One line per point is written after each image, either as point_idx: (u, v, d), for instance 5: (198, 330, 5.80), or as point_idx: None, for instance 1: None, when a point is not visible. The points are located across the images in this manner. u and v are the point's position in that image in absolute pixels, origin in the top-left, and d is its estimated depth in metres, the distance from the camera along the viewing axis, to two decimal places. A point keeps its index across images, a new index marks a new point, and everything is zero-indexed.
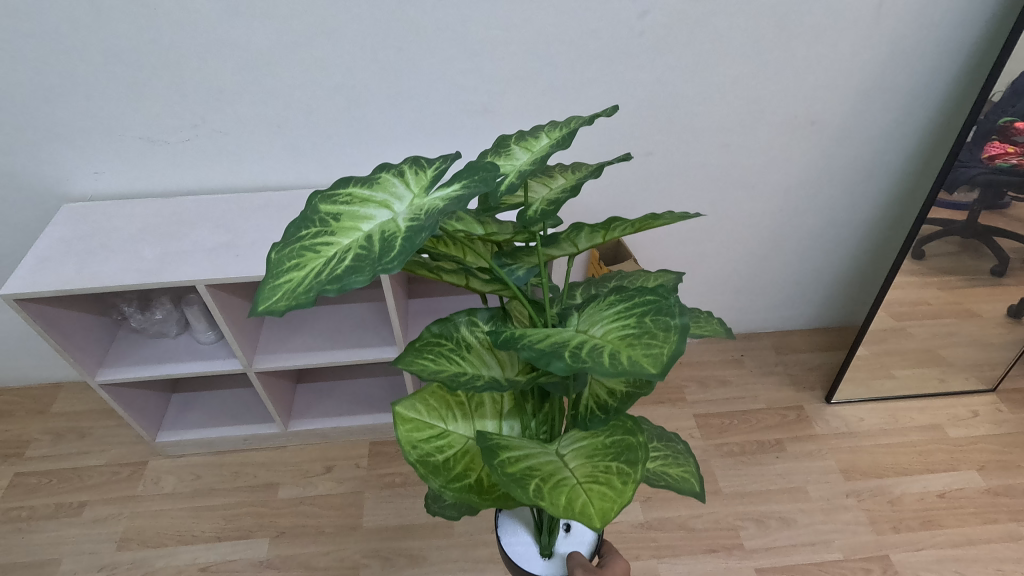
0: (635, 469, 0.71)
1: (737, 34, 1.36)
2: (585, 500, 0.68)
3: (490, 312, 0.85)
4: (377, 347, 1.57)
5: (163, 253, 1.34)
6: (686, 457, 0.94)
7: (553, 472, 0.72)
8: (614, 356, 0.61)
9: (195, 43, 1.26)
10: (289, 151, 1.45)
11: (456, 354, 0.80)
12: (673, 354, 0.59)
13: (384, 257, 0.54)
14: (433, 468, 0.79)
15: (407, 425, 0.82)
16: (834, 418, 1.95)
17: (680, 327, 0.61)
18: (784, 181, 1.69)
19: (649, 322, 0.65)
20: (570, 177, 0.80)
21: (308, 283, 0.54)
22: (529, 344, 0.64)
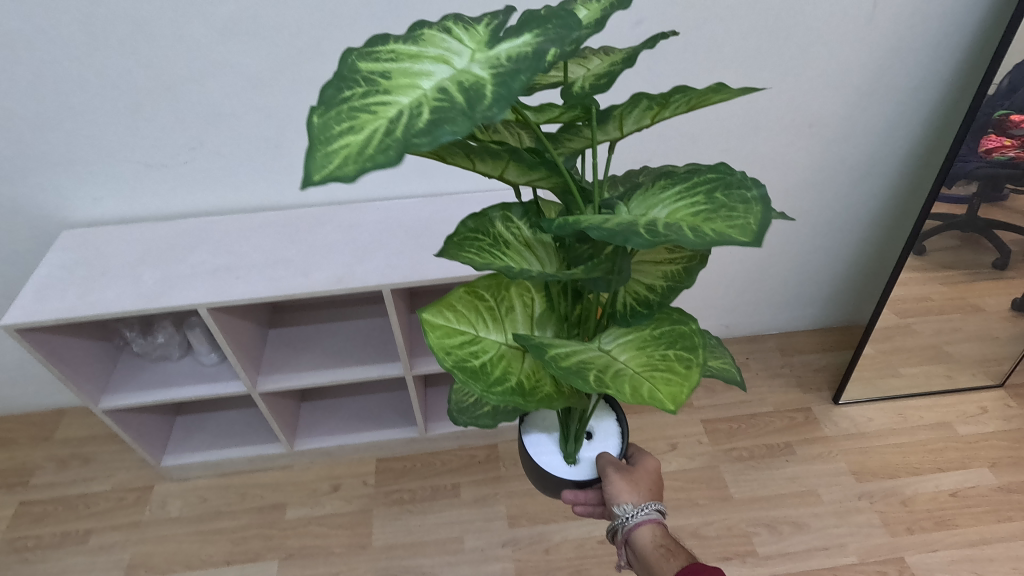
0: (693, 355, 0.87)
1: (732, 40, 1.37)
2: (647, 388, 0.82)
3: (524, 207, 1.00)
4: (381, 364, 1.56)
5: (163, 278, 1.34)
6: (722, 350, 1.10)
7: (608, 365, 0.87)
8: (697, 230, 0.72)
9: (191, 67, 1.26)
10: (287, 173, 1.45)
11: (498, 247, 0.94)
12: (760, 222, 0.70)
13: (476, 104, 0.58)
14: (474, 374, 0.90)
15: (441, 332, 0.93)
16: (842, 419, 1.94)
17: (759, 197, 0.73)
18: (785, 184, 1.69)
19: (720, 199, 0.77)
20: (605, 59, 0.84)
21: (387, 134, 0.56)
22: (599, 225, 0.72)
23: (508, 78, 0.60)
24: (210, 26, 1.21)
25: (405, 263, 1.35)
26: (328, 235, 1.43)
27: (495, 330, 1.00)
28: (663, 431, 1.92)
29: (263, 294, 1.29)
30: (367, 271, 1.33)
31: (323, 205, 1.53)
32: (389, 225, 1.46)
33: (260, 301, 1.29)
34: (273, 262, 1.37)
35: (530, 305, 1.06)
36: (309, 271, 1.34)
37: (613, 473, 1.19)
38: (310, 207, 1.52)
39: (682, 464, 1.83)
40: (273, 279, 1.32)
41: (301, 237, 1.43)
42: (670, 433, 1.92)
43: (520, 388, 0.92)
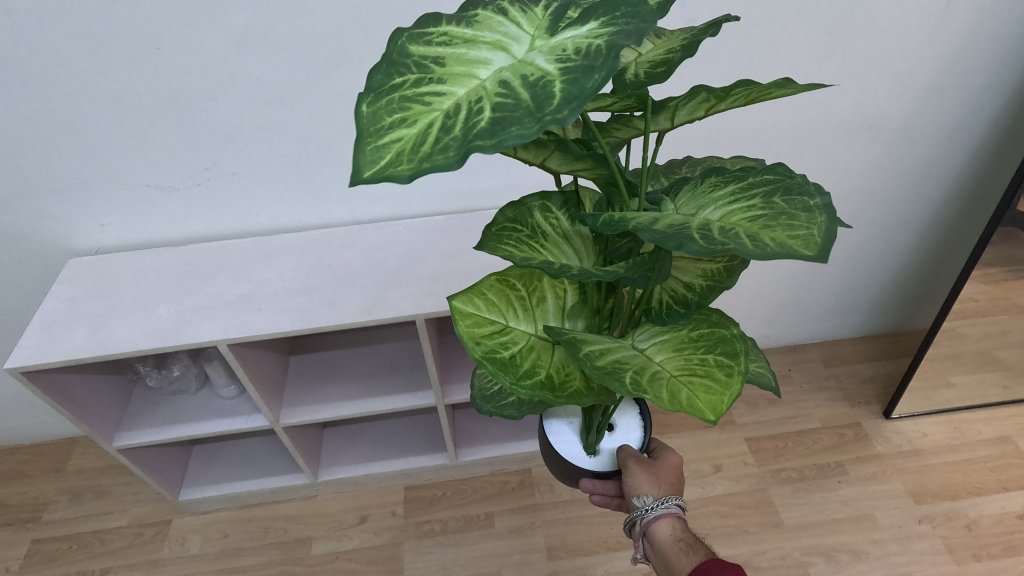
0: (735, 361, 0.80)
1: (791, 38, 1.25)
2: (688, 395, 0.77)
3: (563, 198, 0.90)
4: (412, 394, 1.46)
5: (178, 311, 1.23)
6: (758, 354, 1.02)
7: (645, 367, 0.80)
8: (755, 238, 0.65)
9: (199, 83, 1.15)
10: (308, 192, 1.35)
11: (536, 241, 0.86)
12: (826, 237, 0.63)
13: (538, 104, 0.57)
14: (502, 364, 0.83)
15: (470, 321, 0.84)
16: (895, 435, 1.83)
17: (824, 207, 0.67)
18: (837, 190, 1.58)
19: (780, 203, 0.70)
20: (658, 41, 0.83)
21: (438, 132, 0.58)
22: (648, 227, 0.65)
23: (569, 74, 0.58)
24: (218, 39, 1.10)
25: (438, 288, 1.24)
26: (353, 259, 1.33)
27: (524, 321, 0.90)
28: (705, 450, 1.82)
29: (287, 328, 1.19)
30: (397, 300, 1.23)
31: (346, 224, 1.42)
32: (416, 246, 1.35)
33: (283, 335, 1.19)
34: (296, 290, 1.26)
35: (562, 294, 0.96)
36: (334, 301, 1.23)
37: (632, 463, 1.09)
38: (333, 228, 1.41)
39: (727, 488, 1.73)
40: (298, 309, 1.22)
41: (324, 262, 1.33)
42: (712, 453, 1.82)
43: (549, 382, 0.85)
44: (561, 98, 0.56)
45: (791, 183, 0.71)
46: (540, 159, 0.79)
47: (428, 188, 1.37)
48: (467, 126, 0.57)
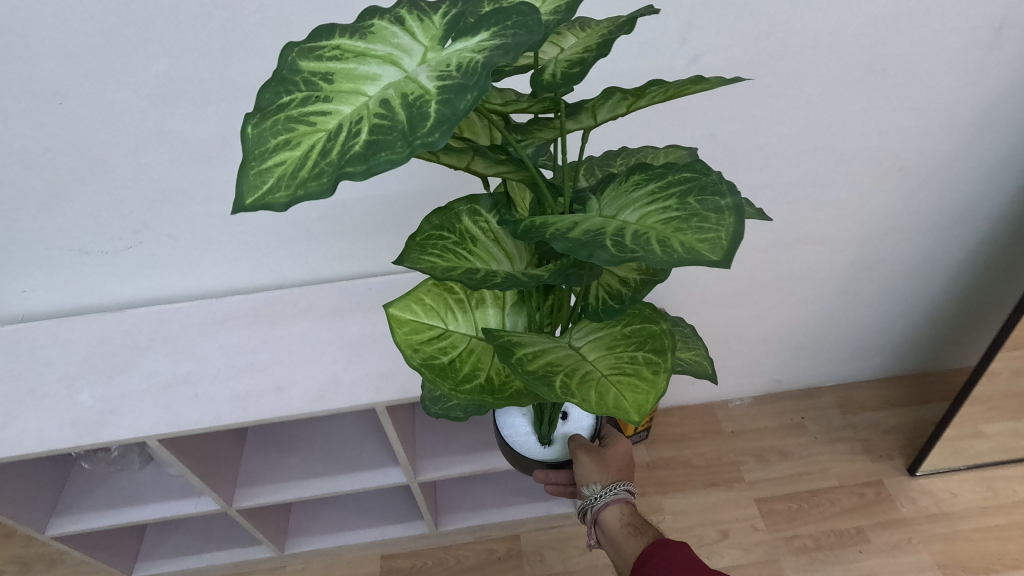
0: (663, 358, 0.75)
1: (813, 76, 1.09)
2: (616, 396, 0.72)
3: (492, 199, 0.83)
4: (382, 470, 1.31)
5: (105, 397, 1.07)
6: (696, 341, 1.01)
7: (576, 367, 0.75)
8: (664, 242, 0.60)
9: (114, 140, 0.99)
10: (258, 250, 1.19)
11: (461, 248, 0.80)
12: (733, 238, 0.57)
13: (414, 128, 0.50)
14: (442, 371, 0.81)
15: (409, 329, 0.83)
16: (921, 495, 1.67)
17: (733, 207, 0.59)
18: (859, 233, 1.42)
19: (694, 204, 0.63)
20: (580, 35, 0.72)
21: (314, 157, 0.51)
22: (563, 236, 0.62)
23: (453, 89, 0.51)
24: (131, 91, 0.93)
25: (402, 368, 1.08)
26: (307, 329, 1.16)
27: (465, 325, 0.89)
28: (712, 513, 1.66)
29: (229, 420, 1.03)
30: (354, 384, 1.07)
31: (304, 284, 1.27)
32: (379, 312, 1.18)
33: (226, 428, 1.04)
34: (241, 369, 1.10)
35: (502, 296, 0.93)
36: (283, 386, 1.07)
37: (583, 454, 1.05)
38: (288, 288, 1.25)
39: (736, 559, 1.58)
40: (242, 395, 1.06)
41: (275, 333, 1.16)
42: (720, 517, 1.66)
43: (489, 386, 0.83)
44: (432, 120, 0.49)
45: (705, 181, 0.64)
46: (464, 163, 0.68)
47: (395, 245, 1.21)
48: (344, 151, 0.50)
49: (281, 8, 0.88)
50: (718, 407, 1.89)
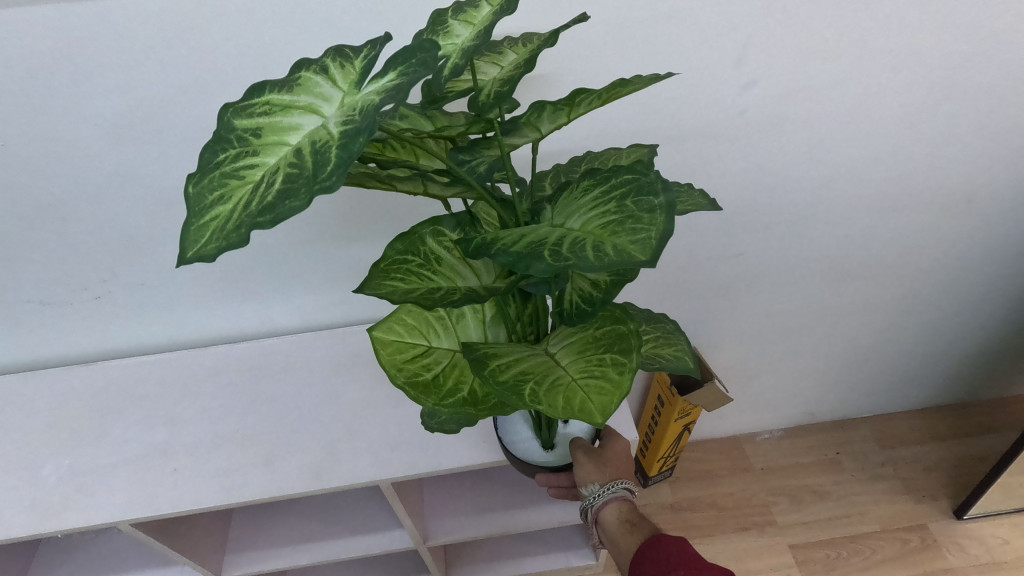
0: (629, 358, 0.67)
1: (882, 101, 0.95)
2: (583, 397, 0.64)
3: (455, 219, 0.73)
4: (387, 534, 1.18)
5: (69, 472, 0.94)
6: (677, 337, 0.91)
7: (547, 372, 0.68)
8: (597, 246, 0.56)
9: (77, 184, 0.86)
10: (245, 296, 1.06)
11: (427, 270, 0.70)
12: (661, 237, 0.54)
13: (320, 172, 0.43)
14: (423, 388, 0.74)
15: (391, 349, 0.77)
16: (970, 541, 1.54)
17: (664, 205, 0.56)
18: (916, 268, 1.27)
19: (630, 206, 0.59)
20: (522, 51, 0.65)
21: (240, 215, 0.43)
22: (507, 249, 0.58)
23: (355, 131, 0.44)
24: (94, 130, 0.81)
25: (409, 435, 0.95)
26: (301, 387, 1.03)
27: (448, 338, 0.80)
28: (743, 563, 1.54)
29: (211, 501, 0.90)
30: (354, 456, 0.94)
31: (298, 330, 1.14)
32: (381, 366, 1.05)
33: (207, 510, 0.90)
34: (226, 438, 0.97)
35: (481, 307, 0.84)
36: (273, 458, 0.94)
37: (581, 453, 0.87)
38: (279, 336, 1.12)
39: None
40: (226, 470, 0.93)
41: (264, 392, 1.03)
42: (752, 566, 1.53)
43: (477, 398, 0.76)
44: (330, 162, 0.42)
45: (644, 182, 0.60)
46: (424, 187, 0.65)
47: None
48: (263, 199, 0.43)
49: (266, 39, 0.76)
50: (745, 441, 1.75)
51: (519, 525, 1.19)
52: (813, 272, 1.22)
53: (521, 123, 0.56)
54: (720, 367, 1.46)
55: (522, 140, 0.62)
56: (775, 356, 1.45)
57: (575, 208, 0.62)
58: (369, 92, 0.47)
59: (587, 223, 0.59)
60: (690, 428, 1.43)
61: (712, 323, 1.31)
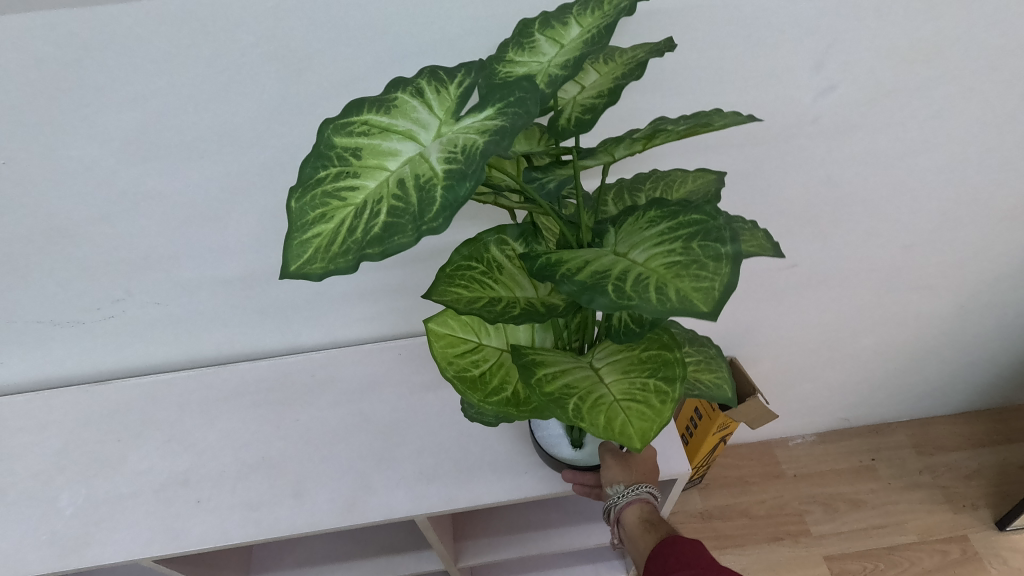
0: (673, 387, 0.58)
1: (967, 108, 0.86)
2: (624, 419, 0.56)
3: (520, 228, 0.65)
4: (416, 555, 1.13)
5: (85, 503, 0.89)
6: (720, 362, 0.77)
7: (590, 388, 0.60)
8: (657, 287, 0.47)
9: (87, 201, 0.80)
10: (266, 312, 0.99)
11: (489, 278, 0.63)
12: (725, 289, 0.45)
13: (424, 208, 0.40)
14: (468, 382, 0.68)
15: (442, 340, 0.70)
16: (1012, 553, 1.49)
17: (732, 254, 0.46)
18: (978, 278, 1.19)
19: (696, 249, 0.49)
20: (603, 70, 0.59)
21: (345, 240, 0.41)
22: (568, 275, 0.49)
23: (460, 169, 0.41)
24: (106, 146, 0.75)
25: (445, 466, 0.90)
26: (327, 410, 0.97)
27: (497, 337, 0.72)
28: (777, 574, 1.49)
29: (237, 536, 0.85)
30: (388, 489, 0.88)
31: (321, 345, 1.07)
32: (412, 388, 0.99)
33: (232, 544, 0.85)
34: (251, 465, 0.92)
35: None
36: (302, 490, 0.89)
37: (609, 456, 0.81)
38: (302, 352, 1.06)
39: None
40: (252, 501, 0.88)
41: (288, 415, 0.97)
42: None
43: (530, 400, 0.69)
44: (436, 204, 0.40)
45: (716, 223, 0.50)
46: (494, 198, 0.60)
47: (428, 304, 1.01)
48: (366, 229, 0.41)
49: (291, 44, 0.69)
50: (777, 447, 1.69)
51: (554, 547, 1.13)
52: (868, 281, 1.15)
53: (596, 151, 0.49)
54: (759, 375, 1.40)
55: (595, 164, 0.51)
56: (817, 364, 1.38)
57: (638, 238, 0.53)
58: (465, 126, 0.44)
59: (648, 258, 0.50)
60: (724, 440, 1.33)
61: (755, 333, 1.24)
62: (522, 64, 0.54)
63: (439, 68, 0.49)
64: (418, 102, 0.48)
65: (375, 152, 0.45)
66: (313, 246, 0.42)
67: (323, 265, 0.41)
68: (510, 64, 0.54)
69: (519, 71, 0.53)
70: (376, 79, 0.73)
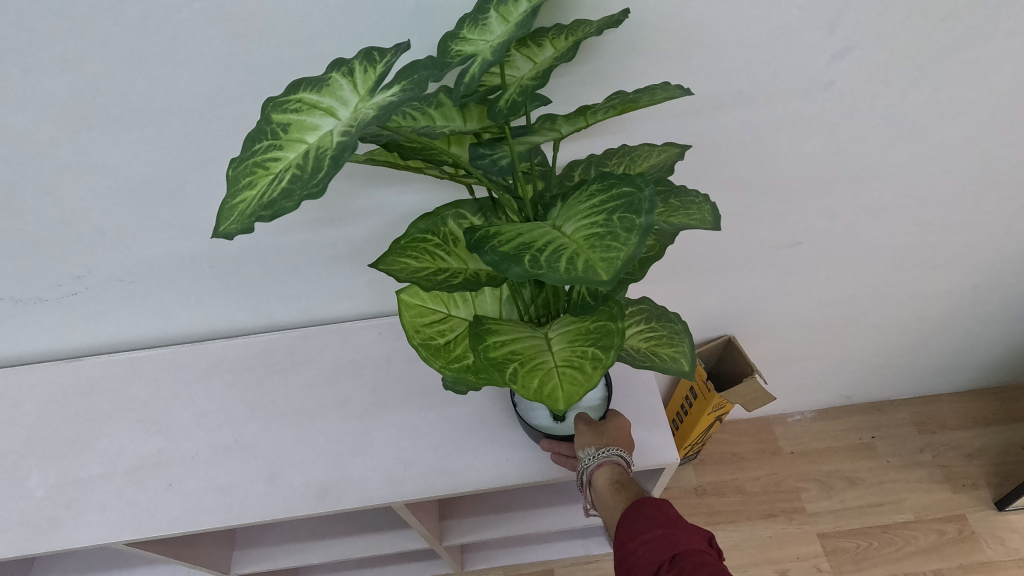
0: (608, 354, 0.53)
1: (996, 74, 0.78)
2: (553, 384, 0.52)
3: (480, 203, 0.60)
4: (401, 533, 1.11)
5: (58, 484, 0.86)
6: (682, 338, 0.69)
7: (533, 354, 0.55)
8: (570, 257, 0.43)
9: (30, 174, 0.74)
10: (238, 289, 0.95)
11: (442, 250, 0.58)
12: (629, 260, 0.41)
13: (328, 171, 0.40)
14: (432, 349, 0.64)
15: (412, 311, 0.66)
16: (1010, 533, 1.47)
17: (642, 228, 0.42)
18: (993, 256, 1.13)
19: (615, 220, 0.45)
20: (560, 47, 0.55)
21: (260, 201, 0.40)
22: (491, 242, 0.46)
23: (352, 141, 0.40)
24: (44, 114, 0.69)
25: (422, 451, 0.87)
26: (302, 391, 0.94)
27: (464, 308, 0.67)
28: (770, 550, 1.48)
29: (208, 521, 0.83)
30: (364, 475, 0.85)
31: (297, 322, 1.03)
32: (390, 369, 0.95)
33: (203, 530, 0.83)
34: (224, 447, 0.89)
35: None
36: (275, 474, 0.86)
37: (581, 423, 0.79)
38: (278, 330, 1.02)
39: None
40: (225, 485, 0.85)
41: (263, 396, 0.94)
42: (780, 554, 1.47)
43: None
44: (332, 165, 0.39)
45: (641, 196, 0.45)
46: (450, 175, 0.58)
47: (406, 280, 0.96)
48: (281, 188, 0.40)
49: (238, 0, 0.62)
50: (775, 423, 1.66)
51: (540, 527, 1.11)
52: (878, 258, 1.08)
53: (536, 129, 0.50)
54: (759, 354, 1.35)
55: (541, 140, 0.52)
56: (820, 342, 1.33)
57: (572, 210, 0.48)
58: (373, 103, 0.43)
59: (572, 228, 0.46)
60: (719, 418, 1.28)
61: (756, 312, 1.18)
62: (465, 39, 0.51)
63: (374, 47, 0.48)
64: (346, 81, 0.46)
65: (301, 123, 0.44)
66: (236, 209, 0.41)
67: (233, 224, 0.40)
68: (462, 42, 0.50)
69: (466, 49, 0.50)
70: (335, 39, 0.66)
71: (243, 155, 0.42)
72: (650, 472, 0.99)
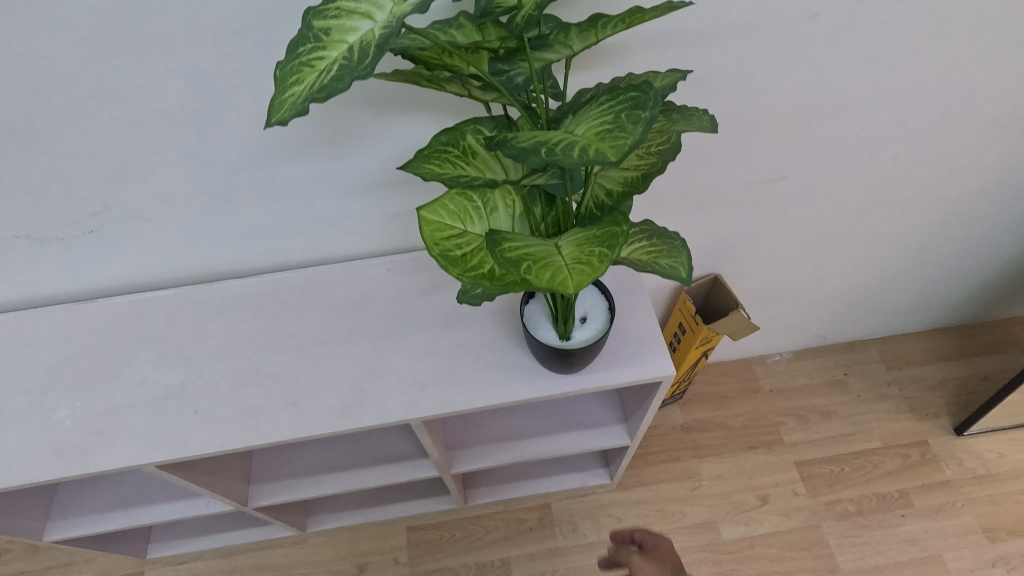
0: (613, 249, 0.59)
1: (962, 11, 0.84)
2: (563, 274, 0.57)
3: (496, 120, 0.63)
4: (411, 462, 1.17)
5: (87, 415, 0.90)
6: (679, 250, 0.71)
7: (545, 254, 0.61)
8: (583, 148, 0.48)
9: (50, 105, 0.76)
10: (250, 226, 0.97)
11: (463, 161, 0.62)
12: (635, 142, 0.47)
13: (371, 61, 0.44)
14: (451, 259, 0.66)
15: (431, 227, 0.67)
16: (967, 456, 1.60)
17: (647, 120, 0.48)
18: (956, 192, 1.21)
19: (623, 117, 0.50)
20: None
21: (310, 92, 0.45)
22: (511, 141, 0.51)
23: (396, 30, 0.45)
24: (66, 43, 0.70)
25: (438, 373, 0.92)
26: (317, 323, 0.98)
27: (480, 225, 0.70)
28: (752, 477, 1.59)
29: (235, 442, 0.87)
30: (384, 396, 0.91)
31: (307, 260, 1.06)
32: (403, 302, 1.00)
33: (231, 450, 0.88)
34: (246, 376, 0.93)
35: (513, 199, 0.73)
36: (299, 399, 0.91)
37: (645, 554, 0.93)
38: (290, 269, 1.06)
39: (775, 526, 1.52)
40: (250, 410, 0.90)
41: (279, 329, 0.98)
42: (761, 481, 1.58)
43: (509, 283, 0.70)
44: (374, 56, 0.44)
45: (646, 96, 0.50)
46: (469, 90, 0.61)
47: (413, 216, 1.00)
48: (326, 80, 0.45)
49: None
50: (755, 364, 1.76)
51: (542, 454, 1.18)
52: (853, 193, 1.16)
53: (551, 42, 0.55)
54: (743, 292, 1.42)
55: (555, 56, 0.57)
56: (800, 279, 1.41)
57: (584, 114, 0.53)
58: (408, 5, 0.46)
59: (585, 128, 0.51)
60: (706, 354, 1.37)
61: (741, 248, 1.25)
62: None
63: None
64: None
65: (341, 24, 0.47)
66: (286, 102, 0.45)
67: (285, 114, 0.45)
68: None
69: None
70: None
71: (287, 58, 0.46)
72: (645, 394, 1.06)
